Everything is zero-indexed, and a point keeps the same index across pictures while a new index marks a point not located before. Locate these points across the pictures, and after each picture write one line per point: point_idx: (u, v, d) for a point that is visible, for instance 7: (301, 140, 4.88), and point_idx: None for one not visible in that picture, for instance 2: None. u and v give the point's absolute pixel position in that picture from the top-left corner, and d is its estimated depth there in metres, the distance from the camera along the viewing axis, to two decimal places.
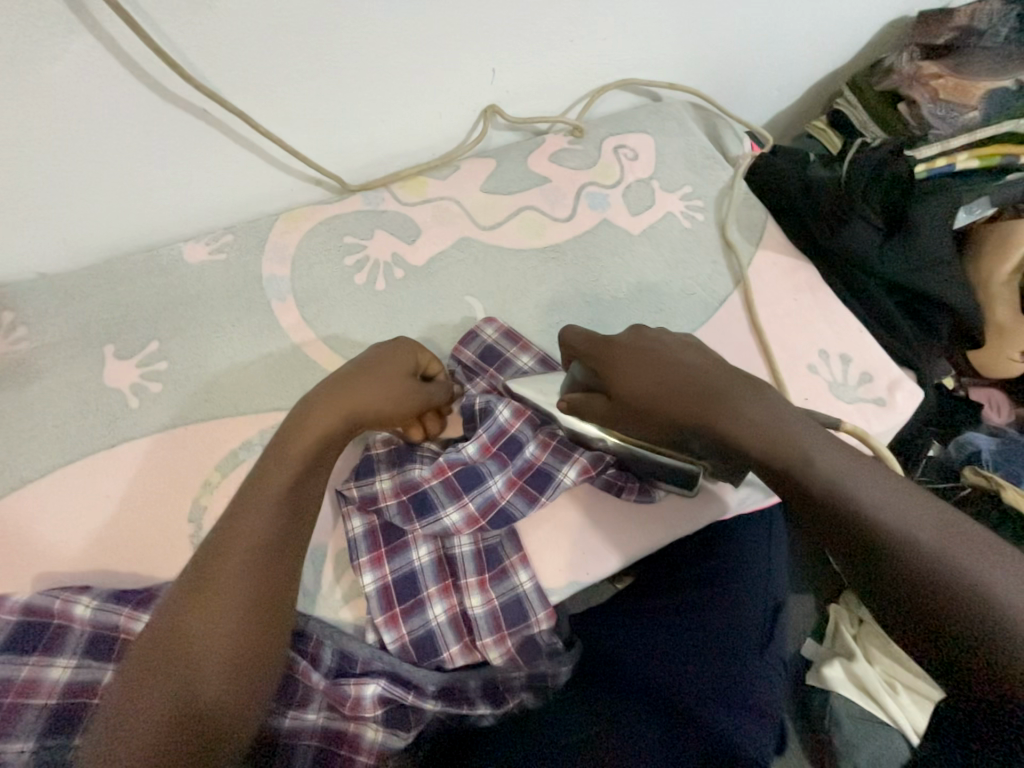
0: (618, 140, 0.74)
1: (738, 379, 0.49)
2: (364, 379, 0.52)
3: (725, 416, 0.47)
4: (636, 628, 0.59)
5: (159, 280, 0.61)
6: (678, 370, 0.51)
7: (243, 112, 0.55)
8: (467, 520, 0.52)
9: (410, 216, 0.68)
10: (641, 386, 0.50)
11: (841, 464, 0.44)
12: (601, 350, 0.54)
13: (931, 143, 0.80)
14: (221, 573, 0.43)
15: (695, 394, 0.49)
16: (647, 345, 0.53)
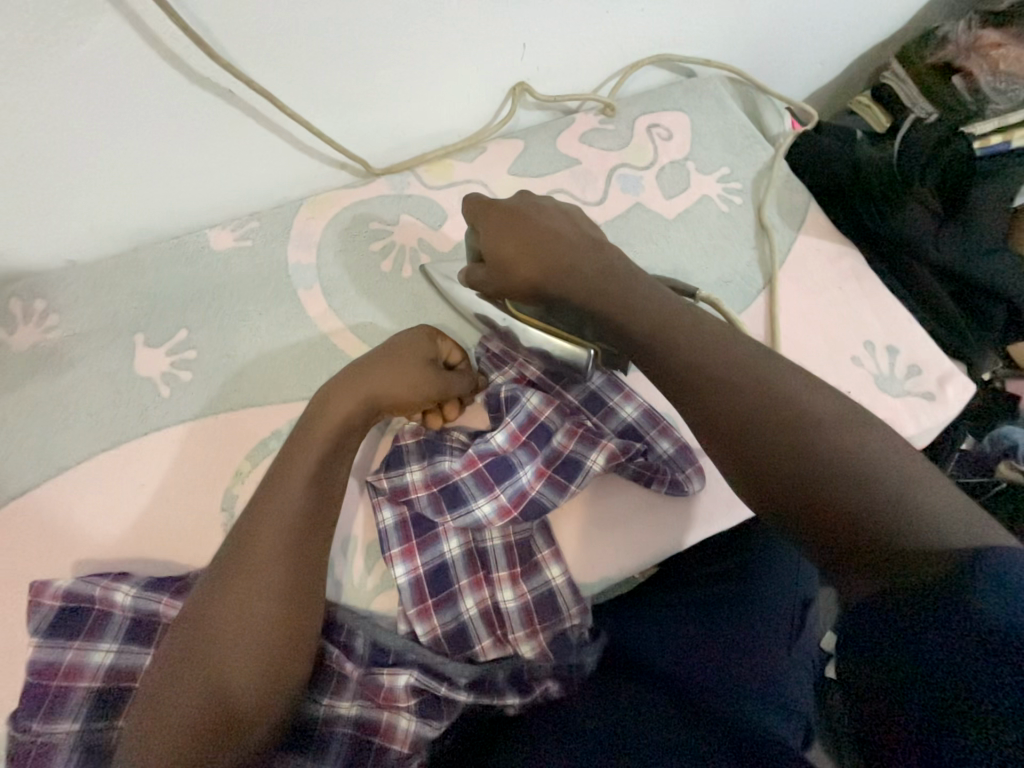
0: (651, 119, 0.71)
1: (590, 249, 0.53)
2: (385, 373, 0.52)
3: (573, 271, 0.52)
4: (668, 629, 0.58)
5: (186, 268, 0.60)
6: (550, 235, 0.54)
7: (269, 93, 0.54)
8: (499, 512, 0.51)
9: (436, 201, 0.66)
10: (506, 250, 0.54)
11: (683, 322, 0.48)
12: (483, 213, 0.55)
13: (989, 120, 0.77)
14: (250, 558, 0.43)
15: (558, 257, 0.53)
16: (526, 214, 0.55)
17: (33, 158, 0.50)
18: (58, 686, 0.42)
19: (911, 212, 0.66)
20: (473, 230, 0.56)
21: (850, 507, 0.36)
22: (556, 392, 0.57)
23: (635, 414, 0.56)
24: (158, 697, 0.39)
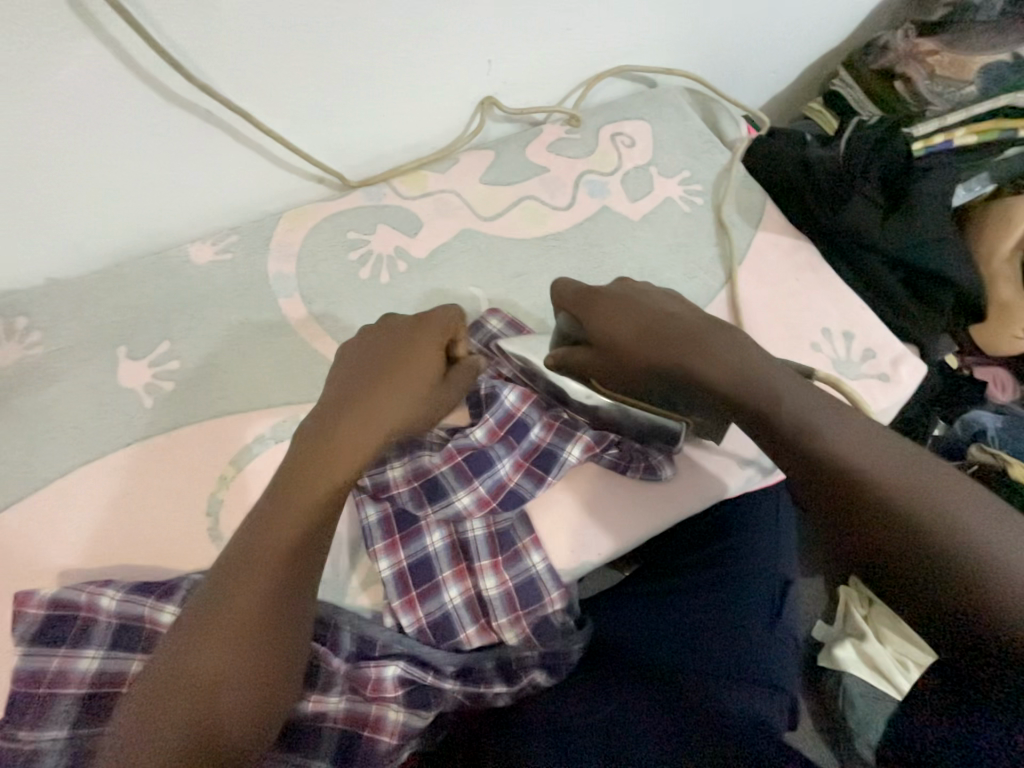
0: (615, 128, 0.75)
1: (710, 323, 0.54)
2: (392, 392, 0.51)
3: (693, 350, 0.52)
4: (654, 613, 0.67)
5: (168, 282, 0.62)
6: (654, 315, 0.55)
7: (245, 111, 0.56)
8: (479, 503, 0.53)
9: (411, 210, 0.68)
10: (615, 330, 0.55)
11: (808, 399, 0.46)
12: (583, 299, 0.58)
13: (930, 120, 0.82)
14: (250, 592, 0.42)
15: (676, 337, 0.53)
16: (632, 295, 0.58)
17: (14, 179, 0.52)
18: (44, 692, 0.43)
19: (855, 208, 0.70)
20: (575, 316, 0.58)
21: (965, 577, 0.36)
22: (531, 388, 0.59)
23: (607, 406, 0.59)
24: (144, 702, 0.38)
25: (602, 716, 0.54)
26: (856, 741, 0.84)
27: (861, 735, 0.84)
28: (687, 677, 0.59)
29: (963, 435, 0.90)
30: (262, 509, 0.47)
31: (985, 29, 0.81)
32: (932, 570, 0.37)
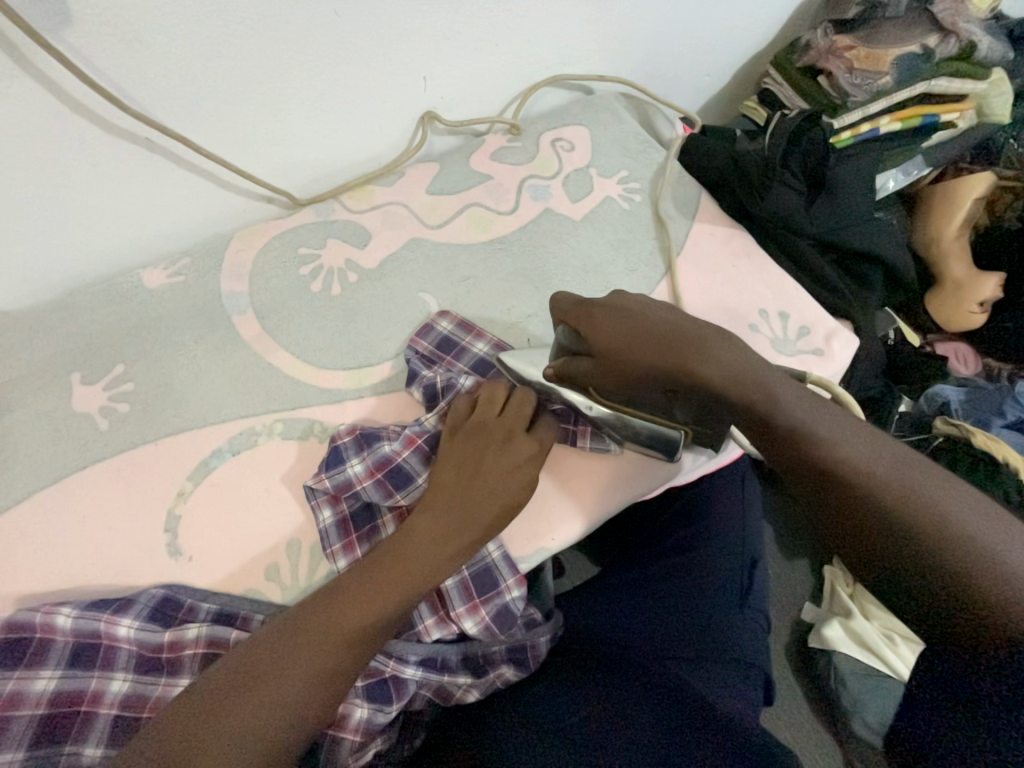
0: (554, 134, 0.78)
1: (710, 328, 0.53)
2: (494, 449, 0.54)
3: (702, 357, 0.51)
4: (630, 597, 0.71)
5: (120, 306, 0.63)
6: (656, 322, 0.54)
7: (185, 138, 0.58)
8: None
9: (360, 224, 0.71)
10: (614, 339, 0.53)
11: (808, 408, 0.49)
12: (581, 311, 0.56)
13: (853, 111, 0.88)
14: (343, 597, 0.47)
15: (677, 342, 0.52)
16: (627, 305, 0.56)
17: None
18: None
19: (780, 193, 0.74)
20: (571, 328, 0.56)
21: (963, 568, 0.39)
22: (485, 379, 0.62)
23: None
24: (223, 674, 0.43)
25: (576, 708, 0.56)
26: (853, 720, 0.85)
27: (856, 713, 0.84)
28: (665, 659, 0.63)
29: (929, 409, 0.94)
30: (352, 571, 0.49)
31: (896, 23, 0.87)
32: (938, 567, 0.40)
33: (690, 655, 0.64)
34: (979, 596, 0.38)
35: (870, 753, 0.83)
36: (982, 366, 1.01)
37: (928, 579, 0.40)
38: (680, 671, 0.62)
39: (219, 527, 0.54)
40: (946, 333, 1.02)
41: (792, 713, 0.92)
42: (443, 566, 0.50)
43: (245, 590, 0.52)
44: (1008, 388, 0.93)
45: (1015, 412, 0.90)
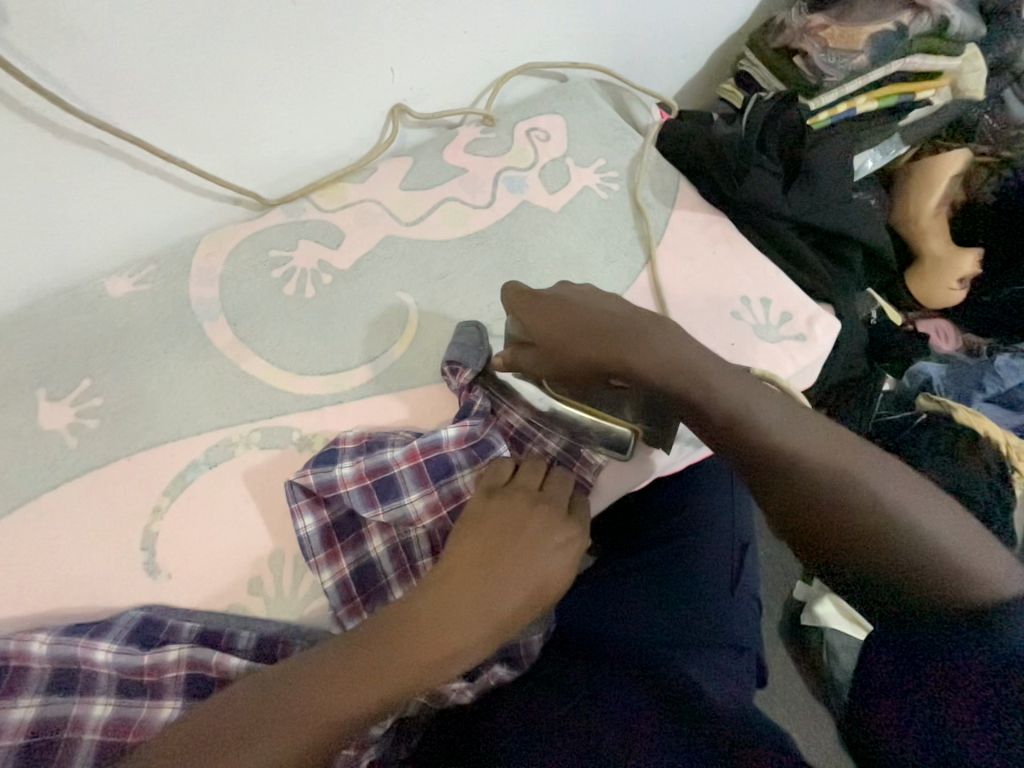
0: (529, 124, 0.77)
1: (647, 317, 0.56)
2: (541, 525, 0.51)
3: (637, 349, 0.54)
4: (621, 588, 0.70)
5: (84, 317, 0.60)
6: (591, 314, 0.56)
7: (141, 139, 0.56)
8: (429, 508, 0.53)
9: (332, 223, 0.69)
10: (557, 332, 0.56)
11: (747, 395, 0.52)
12: (523, 301, 0.58)
13: (829, 92, 0.88)
14: (358, 656, 0.46)
15: (615, 334, 0.55)
16: (571, 298, 0.58)
17: None
18: None
19: (758, 178, 0.73)
20: (517, 320, 0.58)
21: (888, 540, 0.43)
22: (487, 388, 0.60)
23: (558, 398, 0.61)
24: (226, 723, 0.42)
25: (570, 703, 0.57)
26: (844, 693, 0.88)
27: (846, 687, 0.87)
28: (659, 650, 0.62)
29: (911, 387, 0.95)
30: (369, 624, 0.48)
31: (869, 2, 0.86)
32: (869, 541, 0.44)
33: (683, 644, 0.64)
34: (920, 572, 0.41)
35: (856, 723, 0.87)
36: (965, 343, 1.01)
37: (861, 553, 0.44)
38: (671, 660, 0.61)
39: (199, 542, 0.53)
40: (927, 311, 1.03)
41: (787, 693, 0.93)
42: (465, 649, 0.47)
43: (229, 606, 0.52)
44: (987, 361, 0.93)
45: (994, 386, 0.91)
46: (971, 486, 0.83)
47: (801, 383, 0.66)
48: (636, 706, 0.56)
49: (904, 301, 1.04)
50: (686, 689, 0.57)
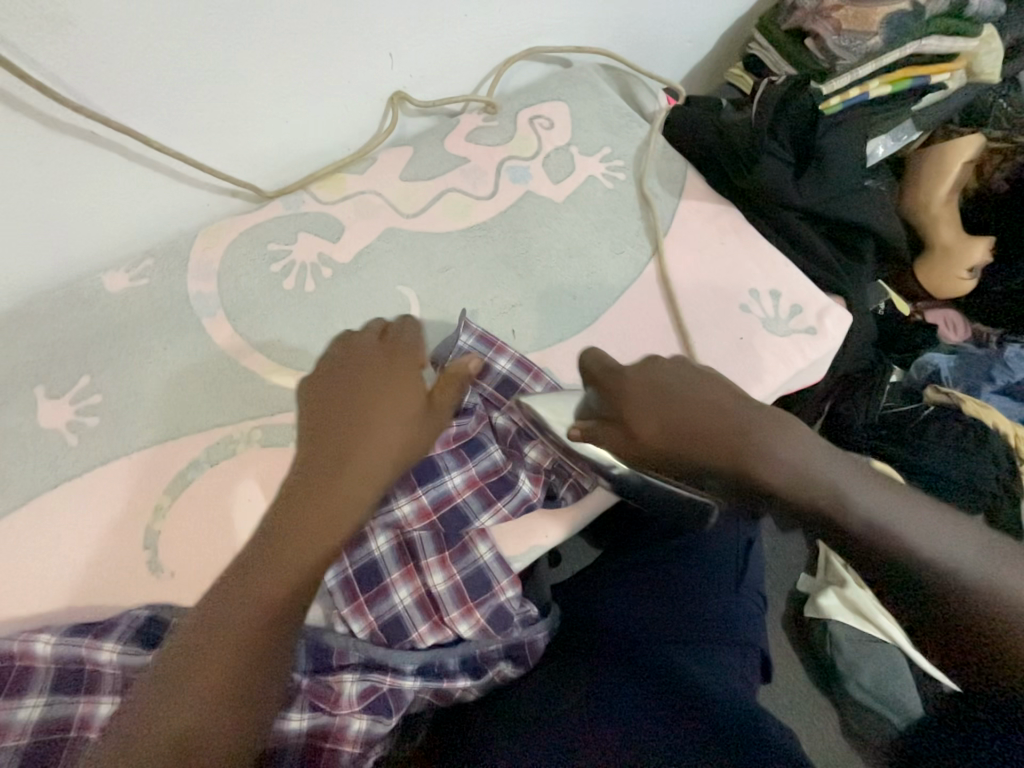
0: (532, 111, 0.74)
1: (746, 402, 0.55)
2: (366, 366, 0.54)
3: (752, 448, 0.52)
4: (626, 586, 0.71)
5: (81, 313, 0.59)
6: (696, 405, 0.54)
7: (135, 131, 0.54)
8: (418, 513, 0.53)
9: (332, 215, 0.67)
10: (652, 415, 0.54)
11: (847, 481, 0.50)
12: (613, 384, 0.55)
13: (842, 76, 0.85)
14: (225, 609, 0.44)
15: (715, 420, 0.53)
16: (665, 379, 0.55)
17: None
18: None
19: (770, 165, 0.70)
20: (600, 394, 0.55)
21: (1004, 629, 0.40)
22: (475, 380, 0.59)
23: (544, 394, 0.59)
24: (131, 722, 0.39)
25: (571, 698, 0.56)
26: (848, 684, 0.87)
27: (851, 678, 0.86)
28: (663, 647, 0.62)
29: (919, 377, 0.94)
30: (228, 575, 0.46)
31: None
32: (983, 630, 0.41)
33: (690, 641, 0.63)
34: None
35: (862, 713, 0.86)
36: (973, 333, 1.00)
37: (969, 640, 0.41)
38: (676, 656, 0.60)
39: (201, 541, 0.52)
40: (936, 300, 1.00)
41: (792, 685, 0.94)
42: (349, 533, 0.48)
43: None
44: (998, 353, 0.94)
45: (1003, 378, 0.92)
46: (979, 478, 0.82)
47: (810, 377, 0.65)
48: (637, 700, 0.55)
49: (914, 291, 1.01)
50: (692, 684, 0.56)
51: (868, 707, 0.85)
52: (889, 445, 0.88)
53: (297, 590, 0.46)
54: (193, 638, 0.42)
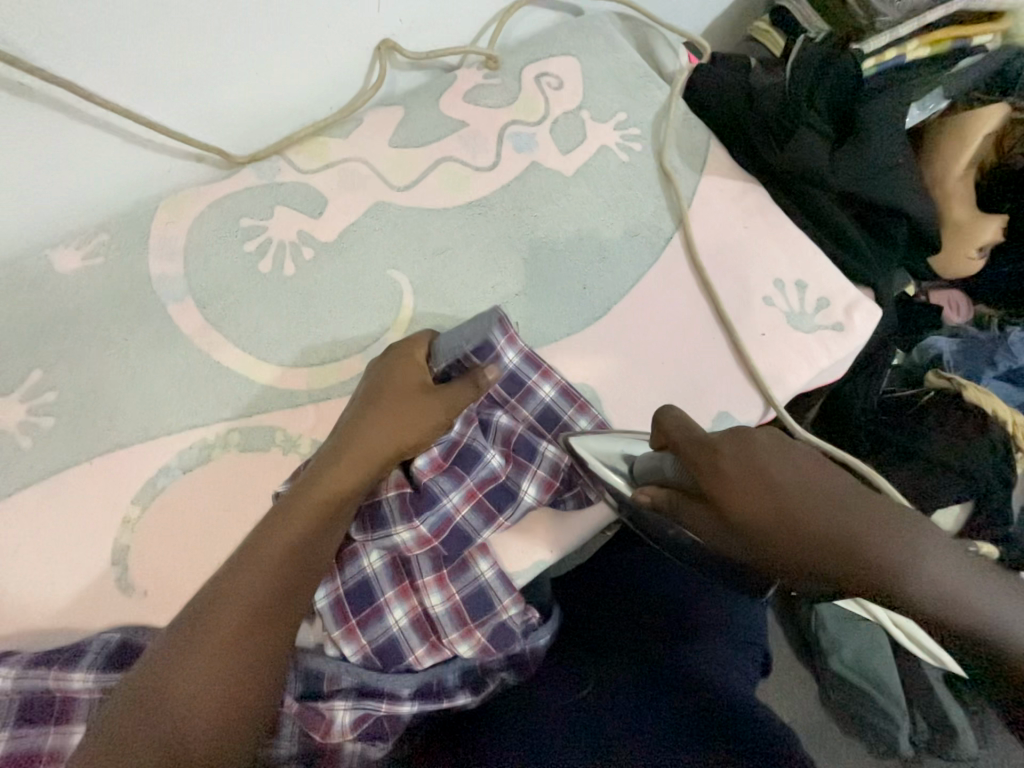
0: (539, 67, 0.66)
1: (838, 479, 0.43)
2: (375, 370, 0.52)
3: (895, 562, 0.38)
4: (625, 584, 0.67)
5: (27, 299, 0.52)
6: (804, 496, 0.42)
7: (75, 84, 0.46)
8: (419, 540, 0.49)
9: (313, 186, 0.59)
10: (746, 500, 0.44)
11: (982, 591, 0.37)
12: (704, 459, 0.46)
13: (882, 33, 0.76)
14: (228, 603, 0.42)
15: (809, 506, 0.42)
16: (754, 451, 0.45)
17: None
18: None
19: (804, 140, 0.64)
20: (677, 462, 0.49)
21: None
22: (486, 373, 0.53)
23: (553, 395, 0.55)
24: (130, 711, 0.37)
25: (572, 703, 0.53)
26: (830, 660, 0.83)
27: (833, 654, 0.83)
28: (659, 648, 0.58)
29: (920, 361, 0.89)
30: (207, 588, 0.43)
31: None
32: None
33: (692, 637, 0.60)
34: None
35: (842, 689, 0.83)
36: (976, 315, 0.94)
37: None
38: (684, 656, 0.58)
39: (177, 557, 0.48)
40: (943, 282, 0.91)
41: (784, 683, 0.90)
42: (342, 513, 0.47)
43: None
44: (1001, 337, 0.88)
45: (1005, 363, 0.86)
46: (976, 468, 0.78)
47: (833, 376, 0.61)
48: (631, 703, 0.52)
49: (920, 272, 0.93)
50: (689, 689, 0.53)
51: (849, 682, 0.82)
52: (888, 434, 0.84)
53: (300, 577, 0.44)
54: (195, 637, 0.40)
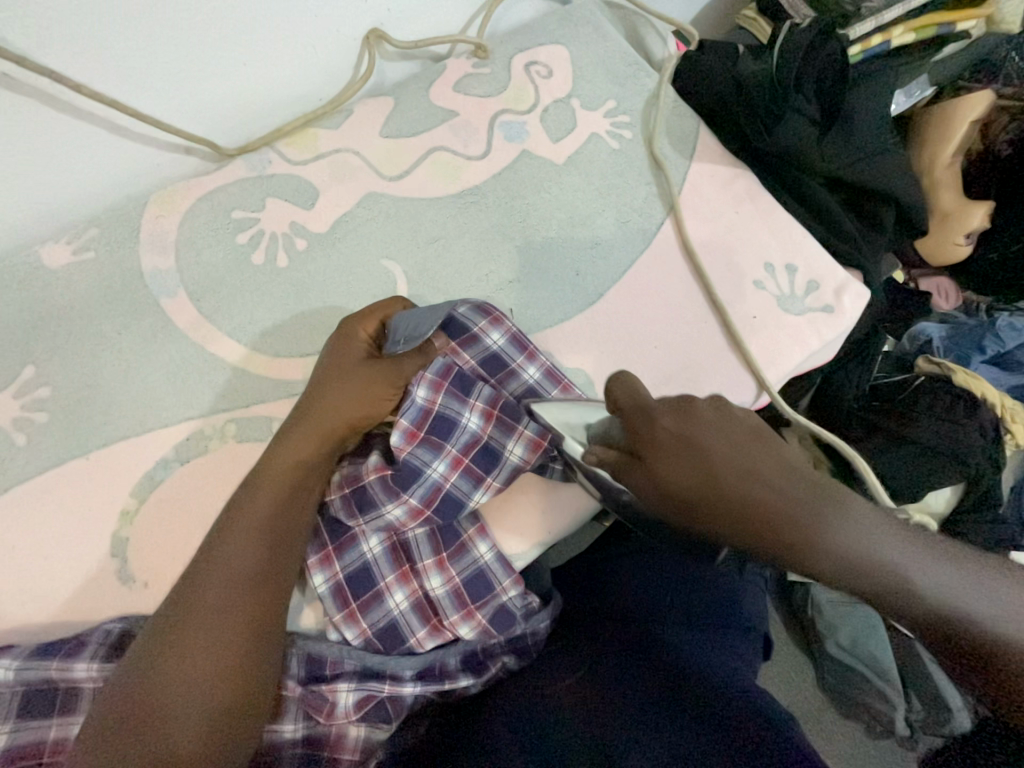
0: (528, 56, 0.66)
1: (749, 439, 0.43)
2: (329, 342, 0.52)
3: (802, 520, 0.40)
4: (628, 565, 0.69)
5: (18, 294, 0.52)
6: (736, 464, 0.41)
7: (60, 74, 0.45)
8: (411, 514, 0.49)
9: (305, 177, 0.59)
10: (680, 476, 0.41)
11: (904, 545, 0.40)
12: (645, 423, 0.42)
13: (866, 19, 0.76)
14: (205, 596, 0.42)
15: (729, 476, 0.41)
16: (684, 420, 0.42)
17: None
18: None
19: (792, 123, 0.65)
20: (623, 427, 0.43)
21: None
22: (455, 349, 0.55)
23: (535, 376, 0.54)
24: (117, 717, 0.37)
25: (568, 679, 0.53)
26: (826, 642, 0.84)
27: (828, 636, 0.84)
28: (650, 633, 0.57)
29: (910, 348, 0.89)
30: (185, 577, 0.43)
31: None
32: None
33: (687, 619, 0.60)
34: None
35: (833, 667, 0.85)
36: (964, 301, 0.96)
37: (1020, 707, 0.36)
38: (674, 636, 0.57)
39: (175, 549, 0.48)
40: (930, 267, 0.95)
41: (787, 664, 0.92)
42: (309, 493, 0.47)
43: None
44: (988, 321, 0.89)
45: (994, 347, 0.87)
46: (967, 452, 0.77)
47: (825, 357, 0.62)
48: (626, 686, 0.50)
49: (910, 256, 0.94)
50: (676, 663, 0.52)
51: (840, 662, 0.84)
52: (882, 421, 0.83)
53: (277, 560, 0.44)
54: (179, 632, 0.40)
